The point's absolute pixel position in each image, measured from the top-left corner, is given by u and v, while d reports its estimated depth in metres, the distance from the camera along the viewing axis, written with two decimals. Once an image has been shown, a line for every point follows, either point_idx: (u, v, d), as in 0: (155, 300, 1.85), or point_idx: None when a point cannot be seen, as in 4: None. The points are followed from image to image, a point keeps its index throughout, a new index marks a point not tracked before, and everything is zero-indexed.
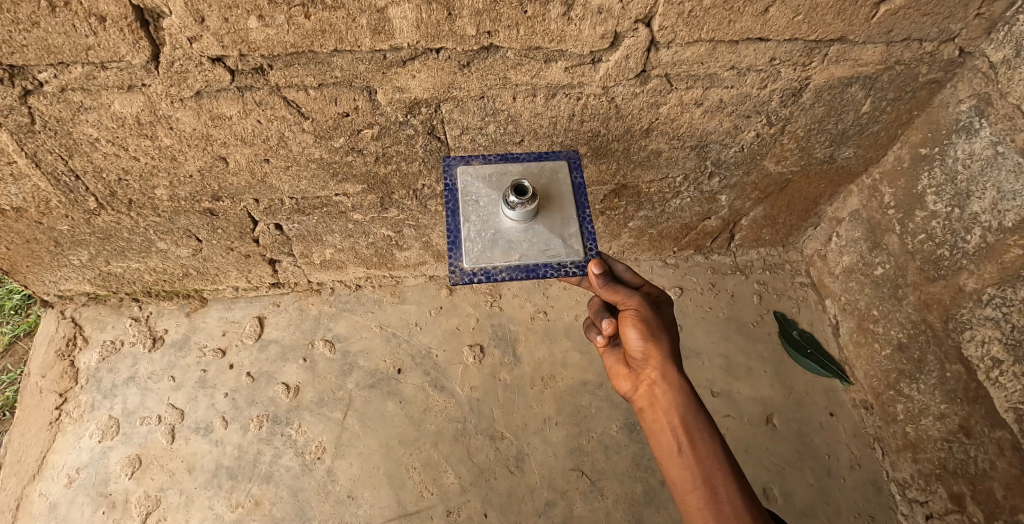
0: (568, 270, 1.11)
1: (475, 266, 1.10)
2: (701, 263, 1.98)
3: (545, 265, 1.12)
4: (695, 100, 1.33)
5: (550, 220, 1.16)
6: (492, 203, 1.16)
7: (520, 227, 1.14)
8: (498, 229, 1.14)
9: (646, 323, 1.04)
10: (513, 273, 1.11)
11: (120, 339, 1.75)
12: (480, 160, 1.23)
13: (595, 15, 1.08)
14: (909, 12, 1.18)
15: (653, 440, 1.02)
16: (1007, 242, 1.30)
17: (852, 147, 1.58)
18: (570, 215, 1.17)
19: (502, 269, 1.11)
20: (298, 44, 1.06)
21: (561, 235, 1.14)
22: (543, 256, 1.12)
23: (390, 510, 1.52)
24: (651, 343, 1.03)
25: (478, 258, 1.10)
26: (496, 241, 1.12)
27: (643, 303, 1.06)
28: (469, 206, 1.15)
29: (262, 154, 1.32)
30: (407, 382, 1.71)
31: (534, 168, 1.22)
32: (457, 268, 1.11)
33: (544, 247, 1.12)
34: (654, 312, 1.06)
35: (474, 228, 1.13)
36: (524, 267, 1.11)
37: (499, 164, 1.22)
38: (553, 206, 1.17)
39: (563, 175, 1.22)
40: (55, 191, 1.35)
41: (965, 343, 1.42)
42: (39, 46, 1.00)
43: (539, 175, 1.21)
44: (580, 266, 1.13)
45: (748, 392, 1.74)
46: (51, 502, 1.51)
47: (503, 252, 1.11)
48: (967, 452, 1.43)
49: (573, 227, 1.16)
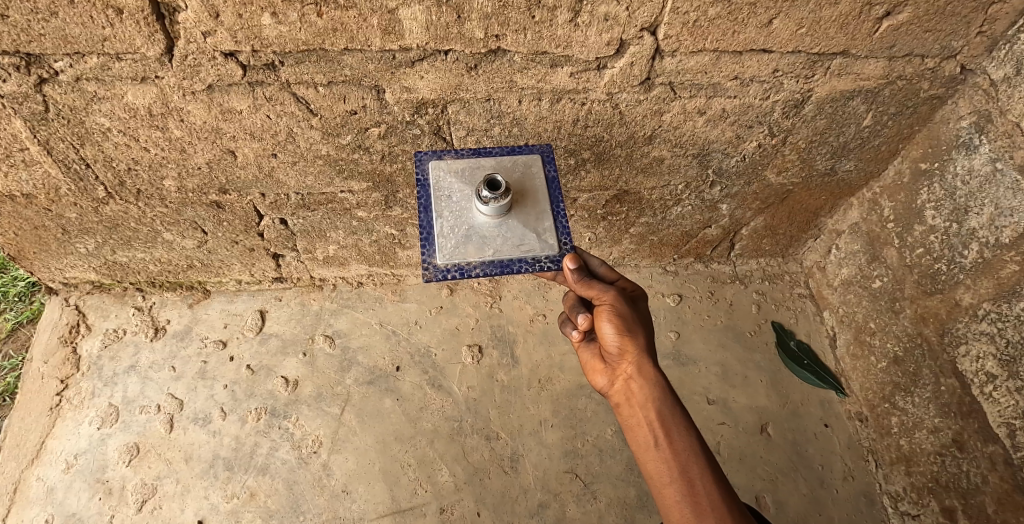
0: (542, 265, 1.13)
1: (449, 262, 1.10)
2: (701, 271, 1.99)
3: (520, 260, 1.13)
4: (698, 109, 1.35)
5: (524, 215, 1.16)
6: (466, 198, 1.16)
7: (493, 222, 1.15)
8: (472, 225, 1.14)
9: (621, 318, 1.05)
10: (487, 269, 1.11)
11: (123, 328, 1.76)
12: (453, 156, 1.23)
13: (601, 22, 1.11)
14: (910, 28, 1.20)
15: (629, 434, 1.03)
16: (1003, 258, 1.32)
17: (853, 161, 1.59)
18: (544, 209, 1.18)
19: (475, 264, 1.12)
20: (310, 42, 1.09)
21: (535, 230, 1.15)
22: (517, 250, 1.13)
23: (384, 506, 1.53)
24: (627, 338, 1.04)
25: (452, 254, 1.11)
26: (470, 237, 1.13)
27: (618, 298, 1.08)
28: (442, 202, 1.15)
29: (270, 149, 1.34)
30: (405, 380, 1.73)
31: (507, 163, 1.22)
32: (431, 265, 1.11)
33: (518, 242, 1.13)
34: (629, 306, 1.08)
35: (447, 224, 1.13)
36: (498, 263, 1.12)
37: (472, 160, 1.22)
38: (527, 200, 1.18)
39: (536, 169, 1.22)
40: (65, 179, 1.37)
41: (960, 358, 1.43)
42: (57, 36, 1.03)
43: (512, 169, 1.21)
44: (554, 261, 1.14)
45: (743, 400, 1.75)
46: (48, 487, 1.52)
47: (476, 248, 1.12)
48: (960, 466, 1.43)
49: (547, 222, 1.17)
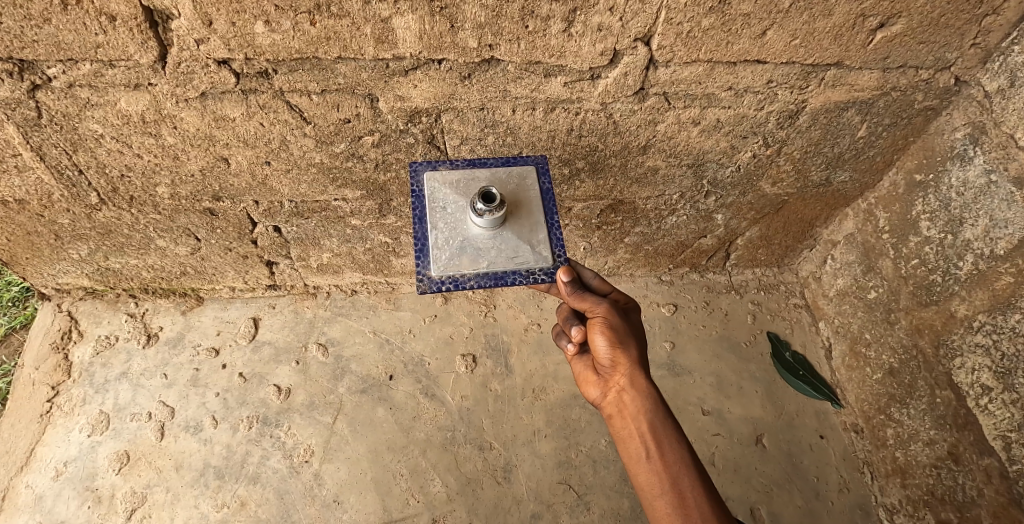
0: (536, 278, 1.13)
1: (443, 274, 1.10)
2: (696, 280, 1.99)
3: (514, 272, 1.12)
4: (692, 119, 1.35)
5: (518, 227, 1.15)
6: (460, 209, 1.15)
7: (487, 233, 1.13)
8: (466, 236, 1.13)
9: (614, 331, 1.05)
10: (482, 281, 1.11)
11: (115, 334, 1.75)
12: (448, 165, 1.22)
13: (594, 32, 1.11)
14: (905, 39, 1.20)
15: (621, 446, 1.03)
16: (998, 269, 1.31)
17: (848, 172, 1.59)
18: (538, 221, 1.17)
19: (470, 277, 1.11)
20: (303, 50, 1.09)
21: (530, 242, 1.14)
22: (511, 263, 1.11)
23: (376, 516, 1.52)
24: (619, 350, 1.04)
25: (446, 266, 1.09)
26: (465, 249, 1.11)
27: (611, 310, 1.07)
28: (437, 213, 1.14)
29: (263, 156, 1.34)
30: (399, 388, 1.71)
31: (502, 173, 1.21)
32: (425, 277, 1.10)
33: (513, 254, 1.12)
34: (621, 318, 1.08)
35: (442, 235, 1.12)
36: (492, 275, 1.12)
37: (467, 170, 1.21)
38: (522, 212, 1.17)
39: (531, 180, 1.21)
40: (58, 185, 1.37)
41: (955, 370, 1.42)
42: (50, 42, 1.03)
43: (507, 180, 1.20)
44: (548, 273, 1.14)
45: (738, 411, 1.73)
46: (37, 494, 1.50)
47: (471, 260, 1.11)
48: (955, 478, 1.43)
49: (542, 234, 1.15)
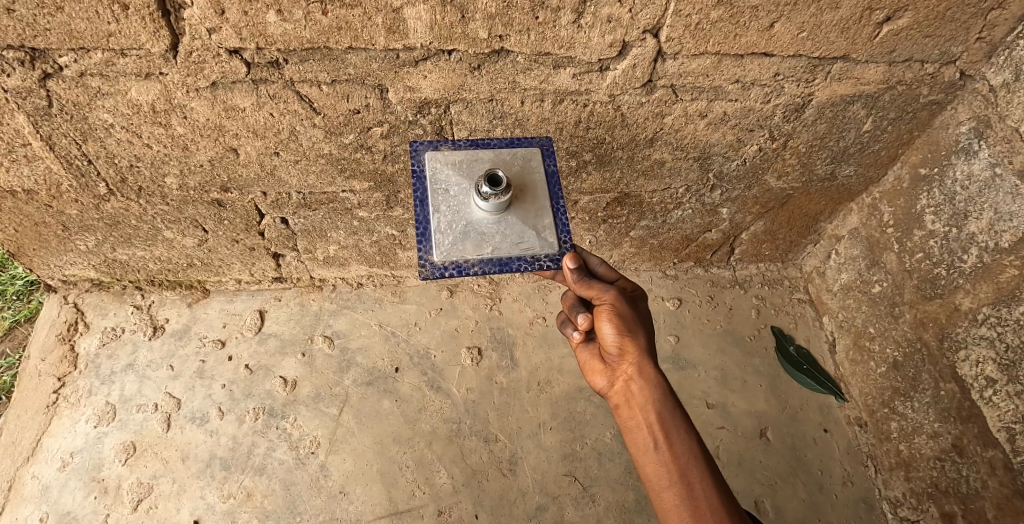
0: (541, 264, 1.15)
1: (446, 259, 1.10)
2: (701, 275, 1.99)
3: (519, 258, 1.14)
4: (699, 112, 1.36)
5: (523, 211, 1.16)
6: (463, 192, 1.15)
7: (491, 218, 1.13)
8: (470, 220, 1.13)
9: (622, 319, 1.05)
10: (486, 267, 1.12)
11: (121, 326, 1.76)
12: (450, 146, 1.21)
13: (604, 23, 1.12)
14: (910, 33, 1.21)
15: (628, 436, 1.04)
16: (1003, 262, 1.32)
17: (853, 166, 1.60)
18: (543, 206, 1.17)
19: (474, 262, 1.12)
20: (315, 40, 1.09)
21: (535, 228, 1.15)
22: (516, 249, 1.12)
23: (382, 507, 1.52)
24: (627, 338, 1.04)
25: (449, 251, 1.10)
26: (468, 234, 1.12)
27: (618, 297, 1.07)
28: (439, 195, 1.14)
29: (273, 147, 1.34)
30: (404, 381, 1.72)
31: (506, 155, 1.21)
32: (428, 262, 1.11)
33: (517, 240, 1.13)
34: (630, 306, 1.08)
35: (444, 219, 1.12)
36: (496, 261, 1.13)
37: (470, 151, 1.21)
38: (526, 196, 1.17)
39: (536, 163, 1.22)
40: (67, 175, 1.37)
41: (959, 363, 1.43)
42: (62, 31, 1.03)
43: (512, 162, 1.20)
44: (554, 260, 1.15)
45: (742, 405, 1.74)
46: (43, 485, 1.51)
47: (475, 245, 1.11)
48: (959, 470, 1.44)
49: (547, 219, 1.16)
